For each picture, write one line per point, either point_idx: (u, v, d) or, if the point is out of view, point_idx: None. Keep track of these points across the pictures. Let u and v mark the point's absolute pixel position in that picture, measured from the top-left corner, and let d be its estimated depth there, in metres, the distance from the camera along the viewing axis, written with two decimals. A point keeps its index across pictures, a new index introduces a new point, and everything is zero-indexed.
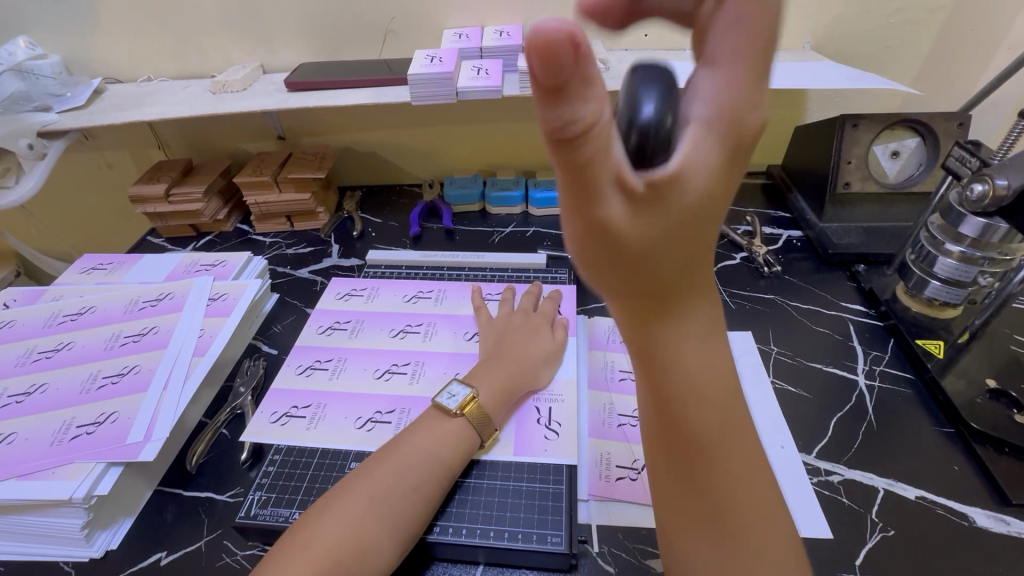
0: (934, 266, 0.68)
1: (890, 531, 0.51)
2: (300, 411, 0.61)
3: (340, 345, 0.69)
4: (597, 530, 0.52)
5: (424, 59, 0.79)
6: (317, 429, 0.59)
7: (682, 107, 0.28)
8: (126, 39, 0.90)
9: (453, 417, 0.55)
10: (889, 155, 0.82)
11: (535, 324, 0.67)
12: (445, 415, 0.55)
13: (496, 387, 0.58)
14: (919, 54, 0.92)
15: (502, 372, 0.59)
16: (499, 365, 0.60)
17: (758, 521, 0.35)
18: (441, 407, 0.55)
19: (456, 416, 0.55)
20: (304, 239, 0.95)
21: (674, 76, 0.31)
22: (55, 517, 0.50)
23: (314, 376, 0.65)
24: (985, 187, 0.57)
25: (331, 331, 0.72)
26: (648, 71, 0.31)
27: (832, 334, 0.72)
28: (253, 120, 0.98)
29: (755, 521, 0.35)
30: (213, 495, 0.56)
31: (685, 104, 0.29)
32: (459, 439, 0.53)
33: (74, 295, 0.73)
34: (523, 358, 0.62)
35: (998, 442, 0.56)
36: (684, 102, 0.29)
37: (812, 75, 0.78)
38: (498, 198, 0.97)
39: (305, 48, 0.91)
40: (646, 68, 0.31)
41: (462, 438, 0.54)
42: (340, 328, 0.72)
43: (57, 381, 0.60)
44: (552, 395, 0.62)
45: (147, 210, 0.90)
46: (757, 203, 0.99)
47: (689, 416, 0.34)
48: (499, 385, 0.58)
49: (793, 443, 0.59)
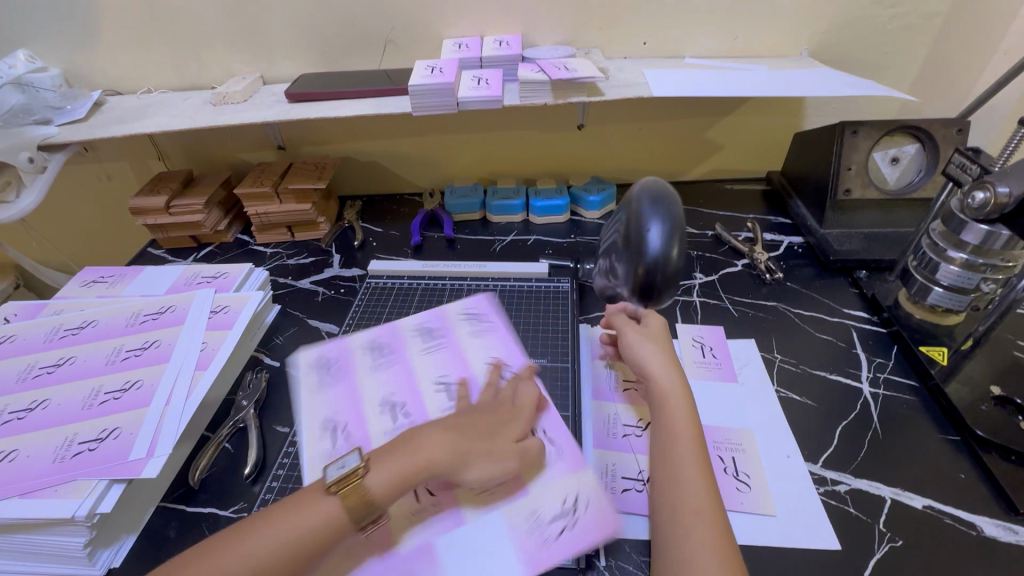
0: (937, 273, 0.67)
1: (898, 541, 0.51)
2: (332, 399, 0.62)
3: (408, 350, 0.68)
4: (604, 544, 0.51)
5: (424, 69, 0.79)
6: (320, 429, 0.59)
7: (677, 234, 0.44)
8: (126, 51, 0.90)
9: (331, 495, 0.46)
10: (888, 161, 0.82)
11: (502, 413, 0.55)
12: (322, 490, 0.46)
13: (392, 477, 0.47)
14: (917, 60, 0.92)
15: (406, 461, 0.49)
16: (406, 450, 0.49)
17: (704, 528, 0.45)
18: (323, 480, 0.47)
19: (332, 493, 0.46)
20: (305, 250, 0.94)
21: (674, 201, 0.45)
22: (57, 535, 0.49)
23: (363, 368, 0.66)
24: (986, 194, 0.57)
25: (409, 337, 0.70)
26: (654, 192, 0.46)
27: (835, 341, 0.72)
28: (253, 130, 0.98)
29: (701, 529, 0.45)
30: (216, 510, 0.56)
31: (680, 234, 0.44)
32: (326, 524, 0.44)
33: (75, 309, 0.73)
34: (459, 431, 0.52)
35: (1004, 449, 0.56)
36: (679, 225, 0.44)
37: (811, 82, 0.78)
38: (499, 206, 0.96)
39: (305, 59, 0.92)
40: (654, 194, 0.45)
41: (334, 523, 0.45)
42: (418, 339, 0.70)
43: (58, 397, 0.60)
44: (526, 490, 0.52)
45: (147, 221, 0.89)
46: (757, 210, 0.99)
47: (673, 466, 0.49)
48: (397, 476, 0.47)
49: (799, 452, 0.59)
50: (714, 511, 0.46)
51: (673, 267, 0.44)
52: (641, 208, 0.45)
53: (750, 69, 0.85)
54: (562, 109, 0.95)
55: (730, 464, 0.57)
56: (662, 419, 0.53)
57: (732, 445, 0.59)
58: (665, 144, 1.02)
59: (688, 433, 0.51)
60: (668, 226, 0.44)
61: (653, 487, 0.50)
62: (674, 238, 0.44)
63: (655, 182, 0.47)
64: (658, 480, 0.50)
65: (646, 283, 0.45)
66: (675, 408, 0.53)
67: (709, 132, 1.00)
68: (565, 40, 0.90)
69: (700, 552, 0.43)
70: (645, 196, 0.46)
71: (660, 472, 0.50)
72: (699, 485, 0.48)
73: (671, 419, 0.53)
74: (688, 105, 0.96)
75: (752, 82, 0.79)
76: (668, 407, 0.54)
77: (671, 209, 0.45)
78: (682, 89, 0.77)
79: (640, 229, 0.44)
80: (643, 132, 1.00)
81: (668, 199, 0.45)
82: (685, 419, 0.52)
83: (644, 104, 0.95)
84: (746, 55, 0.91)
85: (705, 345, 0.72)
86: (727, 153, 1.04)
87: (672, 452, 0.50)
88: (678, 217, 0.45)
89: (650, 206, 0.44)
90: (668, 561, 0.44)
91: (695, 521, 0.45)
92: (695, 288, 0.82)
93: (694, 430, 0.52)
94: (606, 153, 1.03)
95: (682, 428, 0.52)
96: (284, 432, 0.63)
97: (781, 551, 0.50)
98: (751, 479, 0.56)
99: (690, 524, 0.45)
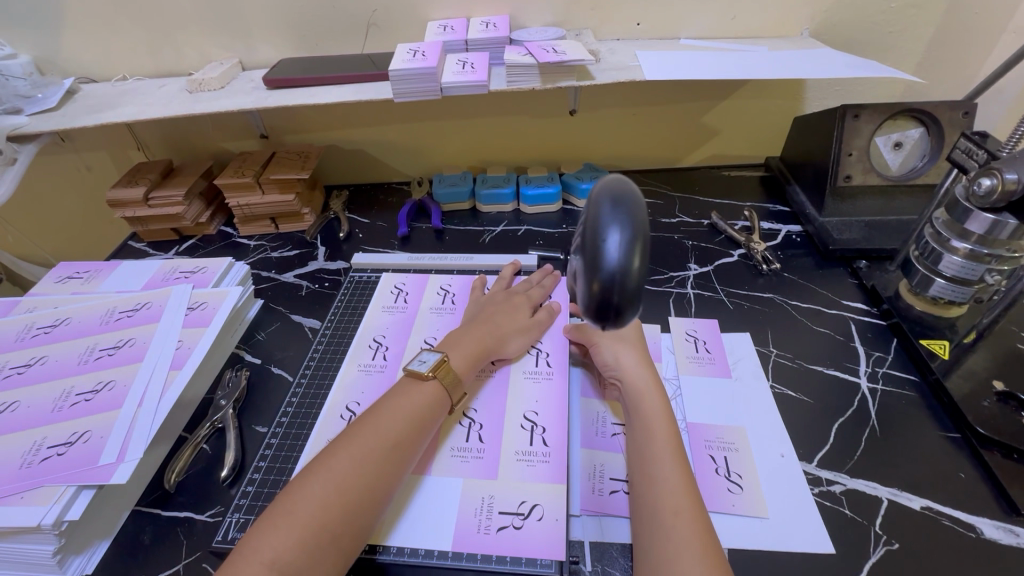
0: (940, 263, 0.65)
1: (895, 544, 0.49)
2: (377, 345, 0.68)
3: (441, 309, 0.73)
4: (590, 548, 0.49)
5: (406, 53, 0.76)
6: (360, 370, 0.65)
7: (640, 242, 0.36)
8: (99, 36, 0.86)
9: (426, 380, 0.54)
10: (891, 146, 0.79)
11: (515, 302, 0.67)
12: (416, 380, 0.54)
13: (464, 357, 0.58)
14: (923, 40, 0.88)
15: (472, 343, 0.59)
16: (470, 336, 0.60)
17: (684, 527, 0.43)
18: (412, 373, 0.55)
19: (428, 378, 0.54)
20: (290, 242, 0.92)
21: (637, 202, 0.38)
22: (26, 543, 0.48)
23: (404, 320, 0.71)
24: (993, 181, 0.55)
25: (444, 301, 0.74)
26: (616, 193, 0.38)
27: (833, 334, 0.70)
28: (234, 118, 0.94)
29: (682, 529, 0.43)
30: (192, 515, 0.54)
31: (644, 244, 0.37)
32: (432, 401, 0.53)
33: (48, 306, 0.71)
34: (492, 334, 0.61)
35: (1006, 448, 0.54)
36: (643, 231, 0.37)
37: (812, 64, 0.74)
38: (489, 195, 0.94)
39: (285, 43, 0.88)
40: (615, 194, 0.38)
41: (436, 399, 0.53)
42: (449, 305, 0.73)
43: (29, 399, 0.58)
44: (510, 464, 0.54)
45: (125, 214, 0.87)
46: (755, 197, 0.96)
47: (650, 468, 0.48)
48: (468, 355, 0.58)
49: (793, 451, 0.57)
50: (694, 511, 0.45)
51: (634, 284, 0.36)
52: (599, 212, 0.37)
53: (748, 50, 0.81)
54: (553, 94, 0.92)
55: (722, 464, 0.56)
56: (637, 412, 0.54)
57: (725, 444, 0.57)
58: (660, 130, 0.98)
59: (665, 429, 0.51)
60: (629, 233, 0.36)
61: (633, 490, 0.48)
62: (635, 248, 0.36)
63: (617, 182, 0.39)
64: (635, 482, 0.48)
65: (601, 304, 0.37)
66: (651, 409, 0.53)
67: (706, 117, 0.97)
68: (555, 21, 0.86)
69: (682, 551, 0.42)
70: (604, 196, 0.38)
71: (636, 475, 0.49)
72: (678, 484, 0.46)
73: (648, 420, 0.52)
74: (684, 89, 0.92)
75: (751, 64, 0.75)
76: (644, 410, 0.54)
77: (635, 211, 0.38)
78: (676, 72, 0.73)
79: (596, 237, 0.37)
80: (636, 118, 0.96)
81: (630, 200, 0.38)
82: (660, 420, 0.52)
83: (638, 87, 0.92)
84: (745, 36, 0.87)
85: (698, 339, 0.69)
86: (724, 138, 1.00)
87: (648, 453, 0.50)
88: (642, 223, 0.37)
89: (611, 208, 0.37)
90: (649, 560, 0.42)
91: (676, 521, 0.44)
92: (689, 279, 0.79)
93: (671, 430, 0.52)
94: (600, 140, 1.00)
95: (658, 418, 0.52)
96: (262, 432, 0.61)
97: (774, 555, 0.49)
98: (743, 479, 0.54)
99: (671, 525, 0.44)
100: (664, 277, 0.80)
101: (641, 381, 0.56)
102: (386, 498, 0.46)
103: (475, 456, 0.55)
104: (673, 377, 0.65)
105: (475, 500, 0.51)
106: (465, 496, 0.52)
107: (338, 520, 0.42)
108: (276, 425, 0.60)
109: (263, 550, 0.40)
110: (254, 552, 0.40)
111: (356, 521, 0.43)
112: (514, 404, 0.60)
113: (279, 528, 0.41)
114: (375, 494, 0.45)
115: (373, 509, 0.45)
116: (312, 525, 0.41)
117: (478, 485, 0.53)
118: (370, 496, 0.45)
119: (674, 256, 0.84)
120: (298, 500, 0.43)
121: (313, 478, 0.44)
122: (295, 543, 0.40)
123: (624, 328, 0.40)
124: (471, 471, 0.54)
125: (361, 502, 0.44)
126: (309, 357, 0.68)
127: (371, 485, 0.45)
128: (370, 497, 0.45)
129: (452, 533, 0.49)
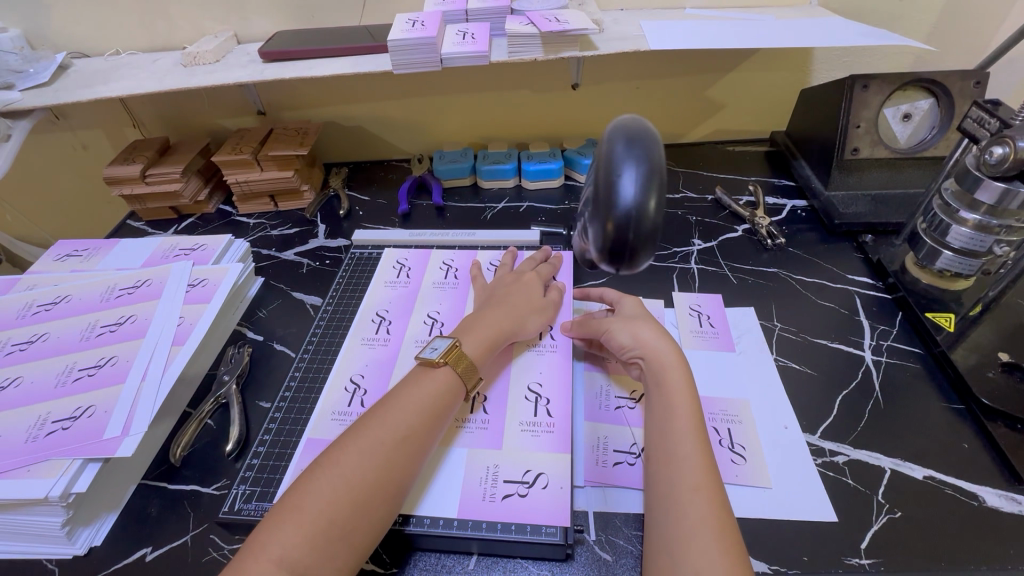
0: (948, 235, 0.64)
1: (897, 512, 0.49)
2: (380, 319, 0.68)
3: (442, 284, 0.72)
4: (594, 518, 0.50)
5: (404, 24, 0.74)
6: (365, 343, 0.65)
7: (655, 181, 0.36)
8: (89, 9, 0.84)
9: (438, 367, 0.52)
10: (899, 118, 0.78)
11: (525, 281, 0.65)
12: (428, 368, 0.53)
13: (480, 346, 0.56)
14: (934, 8, 0.86)
15: (489, 328, 0.57)
16: (488, 320, 0.58)
17: (702, 504, 0.43)
18: (424, 362, 0.53)
19: (440, 365, 0.52)
20: (289, 220, 0.91)
21: (653, 139, 0.37)
22: (34, 515, 0.48)
23: (404, 292, 0.71)
24: (1004, 150, 0.54)
25: (445, 276, 0.74)
26: (630, 131, 0.37)
27: (838, 308, 0.69)
28: (230, 94, 0.93)
29: (700, 505, 0.43)
30: (199, 488, 0.54)
31: (660, 181, 0.36)
32: (445, 391, 0.51)
33: (48, 284, 0.70)
34: (513, 319, 0.59)
35: (1009, 418, 0.54)
36: (659, 170, 0.36)
37: (820, 32, 0.73)
38: (490, 171, 0.92)
39: (280, 15, 0.86)
40: (629, 131, 0.37)
41: (448, 388, 0.51)
42: (450, 280, 0.73)
43: (33, 374, 0.58)
44: (517, 438, 0.54)
45: (123, 191, 0.86)
46: (761, 172, 0.94)
47: (669, 444, 0.48)
48: (483, 341, 0.56)
49: (797, 423, 0.57)
50: (712, 488, 0.44)
51: (650, 224, 0.36)
52: (613, 149, 0.36)
53: (755, 19, 0.79)
54: (555, 66, 0.90)
55: (726, 436, 0.56)
56: (658, 393, 0.52)
57: (729, 416, 0.57)
58: (664, 103, 0.97)
59: (686, 407, 0.50)
60: (645, 170, 0.35)
61: (653, 469, 0.48)
62: (652, 186, 0.35)
63: (631, 120, 0.38)
64: (654, 457, 0.48)
65: (616, 245, 0.37)
66: (675, 384, 0.52)
67: (711, 90, 0.95)
68: None
69: (699, 528, 0.42)
70: (619, 133, 0.37)
71: (658, 450, 0.49)
72: (697, 462, 0.46)
73: (670, 395, 0.51)
74: (689, 60, 0.90)
75: (759, 33, 0.73)
76: (667, 386, 0.52)
77: (651, 149, 0.36)
78: (682, 42, 0.72)
79: (610, 176, 0.36)
80: (639, 91, 0.94)
81: (646, 137, 0.37)
82: (683, 396, 0.51)
83: (642, 60, 0.90)
84: (752, 5, 0.85)
85: (702, 313, 0.69)
86: (729, 112, 0.98)
87: (668, 429, 0.49)
88: (658, 161, 0.36)
89: (625, 146, 0.36)
90: (666, 538, 0.42)
91: (694, 497, 0.44)
92: (693, 254, 0.79)
93: (692, 406, 0.51)
94: (603, 114, 0.98)
95: (682, 400, 0.51)
96: (266, 407, 0.61)
97: (777, 524, 0.49)
98: (747, 450, 0.54)
99: (689, 501, 0.43)
100: (668, 252, 0.79)
101: (665, 356, 0.54)
102: (398, 494, 0.45)
103: (479, 427, 0.55)
104: None
105: (478, 471, 0.52)
106: (469, 467, 0.52)
107: (348, 516, 0.42)
108: (279, 400, 0.60)
109: (272, 548, 0.39)
110: (264, 550, 0.39)
111: (366, 517, 0.42)
112: (518, 376, 0.60)
113: (288, 524, 0.40)
114: (384, 490, 0.44)
115: (384, 503, 0.44)
116: (320, 522, 0.41)
117: (482, 455, 0.53)
118: (381, 491, 0.44)
119: (678, 231, 0.83)
120: (306, 499, 0.42)
121: (321, 473, 0.43)
122: (305, 539, 0.40)
123: (638, 269, 0.40)
124: (475, 441, 0.54)
125: (372, 497, 0.43)
126: (312, 332, 0.68)
127: (382, 480, 0.44)
128: (380, 493, 0.44)
129: (457, 503, 0.49)
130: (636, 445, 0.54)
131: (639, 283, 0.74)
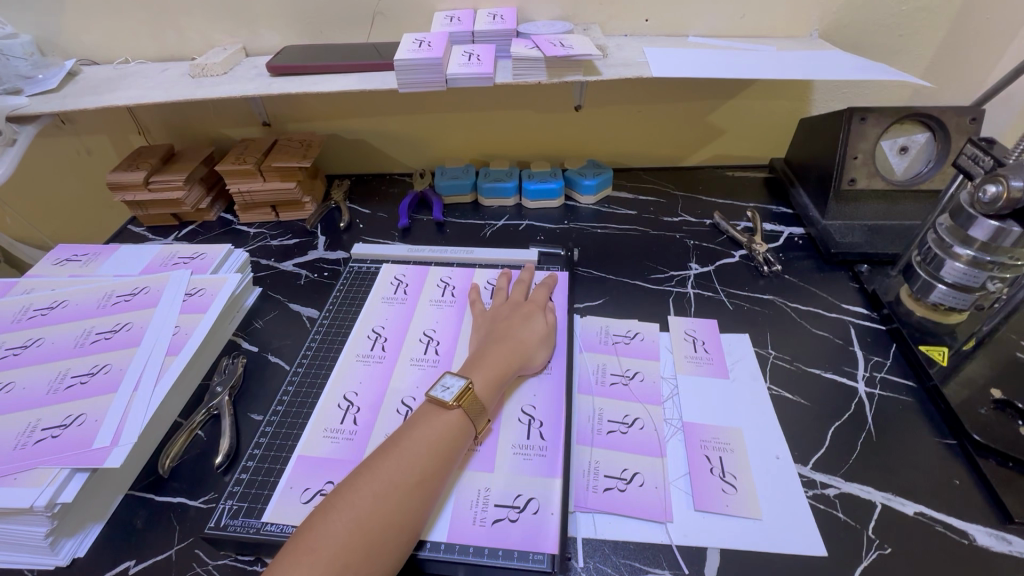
0: (942, 269, 0.65)
1: (887, 549, 0.49)
2: (377, 334, 0.68)
3: (439, 301, 0.73)
4: (582, 544, 0.50)
5: (411, 43, 0.75)
6: (360, 361, 0.65)
7: None
8: (102, 18, 0.85)
9: (449, 410, 0.52)
10: (896, 150, 0.79)
11: (524, 309, 0.65)
12: (439, 408, 0.52)
13: (486, 378, 0.56)
14: (933, 43, 0.87)
15: (497, 363, 0.58)
16: (494, 355, 0.58)
17: None
18: (435, 401, 0.52)
19: (453, 408, 0.52)
20: (290, 231, 0.91)
21: None
22: (18, 524, 0.48)
23: (398, 308, 0.72)
24: (998, 188, 0.55)
25: (445, 293, 0.74)
26: None
27: (832, 338, 0.69)
28: (236, 105, 0.94)
29: None
30: (186, 501, 0.54)
31: None
32: (457, 433, 0.51)
33: (45, 288, 0.70)
34: (515, 348, 0.60)
35: (1002, 456, 0.54)
36: None
37: (820, 65, 0.74)
38: (490, 189, 0.93)
39: (290, 30, 0.87)
40: None
41: (459, 430, 0.51)
42: (449, 297, 0.73)
43: (24, 379, 0.58)
44: (515, 464, 0.54)
45: (126, 198, 0.86)
46: (759, 198, 0.95)
47: None
48: (492, 376, 0.56)
49: (789, 453, 0.57)
50: None
51: None
52: None
53: (755, 50, 0.81)
54: (559, 89, 0.91)
55: (718, 465, 0.55)
56: None
57: (721, 445, 0.57)
58: (665, 127, 0.98)
59: None
60: None
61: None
62: None
63: None
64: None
65: None
66: None
67: (712, 116, 0.96)
68: (562, 14, 0.85)
69: None
70: None
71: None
72: None
73: None
74: (689, 87, 0.92)
75: (758, 64, 0.75)
76: None
77: None
78: (683, 70, 0.73)
79: None
80: (641, 115, 0.96)
81: None
82: None
83: (643, 84, 0.91)
84: (752, 35, 0.86)
85: (697, 338, 0.69)
86: (729, 138, 1.00)
87: None
88: None
89: None
90: None
91: None
92: (690, 279, 0.79)
93: None
94: (604, 136, 0.99)
95: None
96: (258, 420, 0.61)
97: (765, 556, 0.49)
98: (738, 480, 0.54)
99: None
100: (665, 276, 0.80)
101: None
102: (411, 535, 0.45)
103: (475, 450, 0.55)
104: (671, 376, 0.65)
105: (468, 493, 0.51)
106: (461, 489, 0.52)
107: (359, 560, 0.41)
108: (271, 413, 0.60)
109: None
110: None
111: (378, 561, 0.42)
112: (512, 399, 0.60)
113: (302, 562, 0.40)
114: (395, 532, 0.44)
115: (397, 546, 0.44)
116: (334, 563, 0.40)
117: (473, 477, 0.52)
118: (394, 533, 0.44)
119: (677, 255, 0.84)
120: (319, 538, 0.42)
121: (335, 512, 0.43)
122: None
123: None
124: (470, 463, 0.54)
125: (384, 541, 0.43)
126: (307, 346, 0.68)
127: (394, 522, 0.44)
128: (392, 535, 0.44)
129: (445, 527, 0.49)
130: (626, 470, 0.55)
131: (636, 307, 0.74)
